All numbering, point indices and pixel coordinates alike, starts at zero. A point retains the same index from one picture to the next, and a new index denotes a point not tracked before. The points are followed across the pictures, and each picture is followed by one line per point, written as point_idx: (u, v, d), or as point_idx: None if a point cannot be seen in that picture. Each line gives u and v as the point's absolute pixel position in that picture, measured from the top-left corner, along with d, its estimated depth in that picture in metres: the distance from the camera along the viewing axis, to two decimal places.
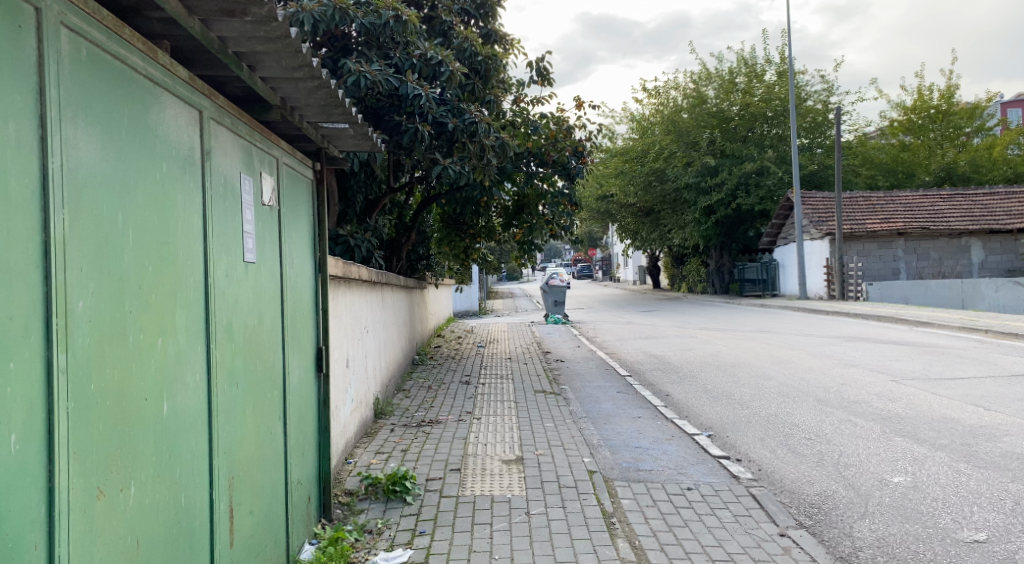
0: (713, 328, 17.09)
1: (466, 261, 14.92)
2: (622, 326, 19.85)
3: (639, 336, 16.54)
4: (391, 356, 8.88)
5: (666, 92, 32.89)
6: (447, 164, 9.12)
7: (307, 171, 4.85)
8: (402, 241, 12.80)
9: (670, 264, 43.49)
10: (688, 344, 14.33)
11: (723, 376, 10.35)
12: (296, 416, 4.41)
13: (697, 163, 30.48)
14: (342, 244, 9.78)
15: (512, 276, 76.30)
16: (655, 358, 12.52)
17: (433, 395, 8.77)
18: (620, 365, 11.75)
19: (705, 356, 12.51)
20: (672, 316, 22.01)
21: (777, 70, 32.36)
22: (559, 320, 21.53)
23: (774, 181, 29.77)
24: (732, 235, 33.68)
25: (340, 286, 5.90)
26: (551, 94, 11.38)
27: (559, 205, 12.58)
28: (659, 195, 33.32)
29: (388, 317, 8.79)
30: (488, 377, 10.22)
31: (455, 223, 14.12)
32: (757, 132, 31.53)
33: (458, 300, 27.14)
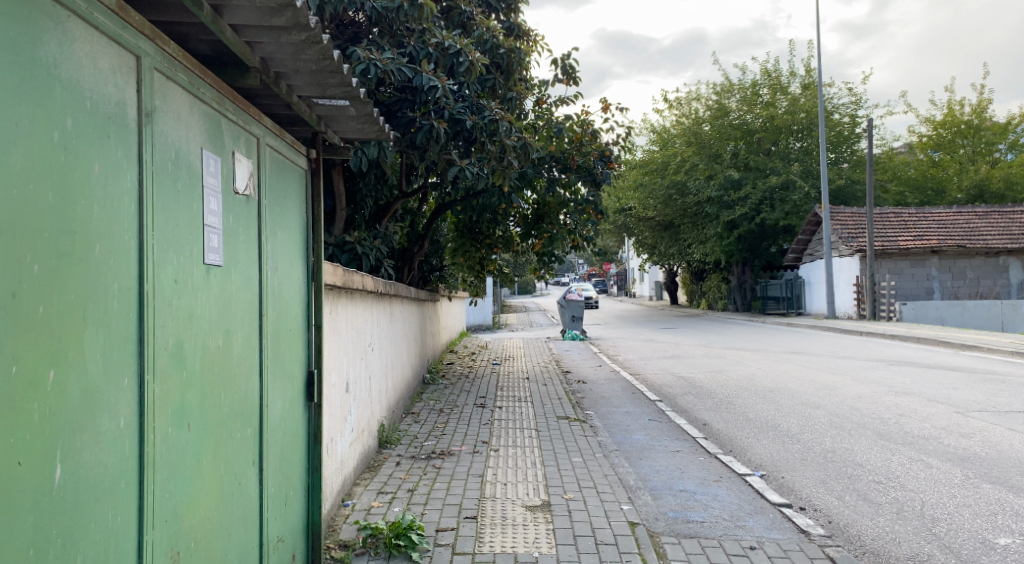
0: (742, 349, 16.13)
1: (481, 273, 14.11)
2: (644, 343, 18.94)
3: (664, 355, 15.61)
4: (400, 375, 8.06)
5: (688, 104, 32.13)
6: (464, 166, 8.34)
7: (299, 158, 4.03)
8: (414, 251, 12.01)
9: (689, 280, 42.50)
10: (718, 366, 13.41)
11: (763, 403, 9.42)
12: (276, 458, 3.56)
13: (719, 176, 29.64)
14: (348, 252, 8.99)
15: (525, 290, 75.52)
16: (684, 381, 11.61)
17: (445, 420, 7.94)
18: (648, 387, 10.85)
19: (739, 379, 11.59)
20: (696, 334, 21.08)
21: (802, 83, 31.54)
22: (578, 336, 20.65)
23: (799, 196, 28.85)
24: (755, 251, 32.70)
25: (340, 297, 5.08)
26: (577, 95, 10.59)
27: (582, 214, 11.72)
28: (679, 209, 32.48)
29: (397, 332, 7.98)
30: (505, 398, 9.37)
31: (470, 232, 13.31)
32: (782, 145, 30.66)
33: (472, 314, 26.35)
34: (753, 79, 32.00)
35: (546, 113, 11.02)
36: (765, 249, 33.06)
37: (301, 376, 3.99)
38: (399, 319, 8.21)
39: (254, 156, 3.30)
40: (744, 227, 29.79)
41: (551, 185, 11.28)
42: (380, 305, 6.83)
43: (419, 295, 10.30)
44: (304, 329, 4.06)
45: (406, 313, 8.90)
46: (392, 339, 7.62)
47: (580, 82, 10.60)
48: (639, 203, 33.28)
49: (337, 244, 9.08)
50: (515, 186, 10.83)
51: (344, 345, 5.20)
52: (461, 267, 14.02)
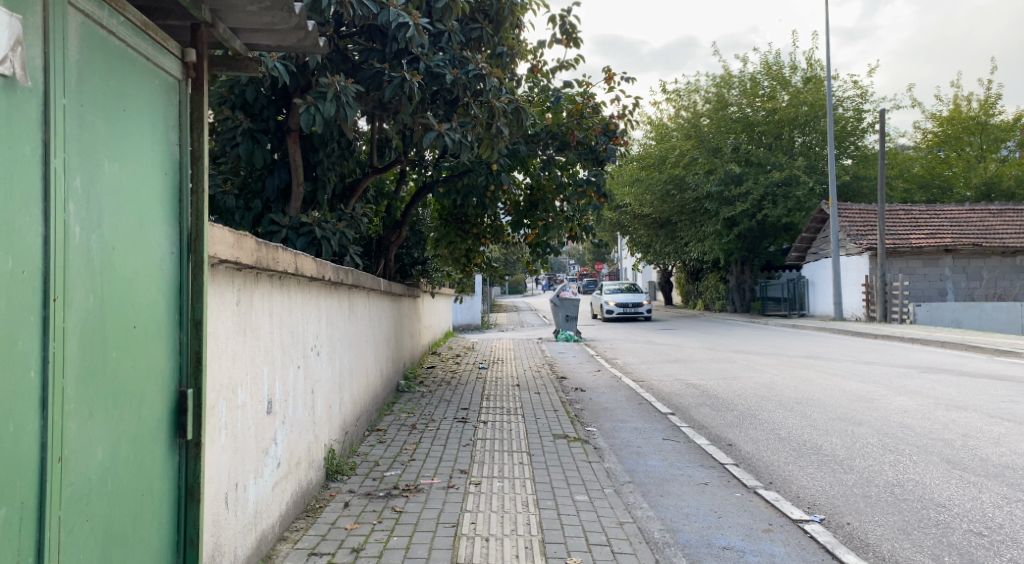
0: (751, 352, 14.75)
1: (467, 267, 12.73)
2: (644, 345, 17.58)
3: (667, 360, 14.20)
4: (362, 382, 6.59)
5: (687, 95, 30.85)
6: (444, 132, 6.75)
7: (170, 66, 2.58)
8: (390, 240, 10.58)
9: (685, 281, 41.29)
10: (730, 372, 12.02)
11: (792, 419, 8.02)
12: (96, 549, 2.07)
13: (719, 170, 28.41)
14: (305, 236, 7.54)
15: (515, 289, 74.52)
16: (695, 389, 10.24)
17: (417, 439, 6.49)
18: (656, 397, 9.46)
19: (757, 388, 10.20)
20: (698, 335, 19.75)
21: (805, 75, 30.32)
22: (572, 337, 19.28)
23: (804, 192, 27.53)
24: (754, 250, 31.45)
25: (256, 283, 3.63)
26: (578, 59, 9.17)
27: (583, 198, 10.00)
28: (677, 205, 31.14)
29: (358, 330, 6.51)
30: (491, 410, 7.93)
31: (457, 220, 12.01)
32: (785, 139, 29.36)
33: (459, 313, 24.90)
34: (755, 70, 30.70)
35: (542, 81, 9.62)
36: (765, 248, 31.81)
37: (162, 403, 2.51)
38: (362, 314, 6.75)
39: (35, 17, 1.82)
40: (745, 224, 28.48)
41: (546, 165, 9.89)
42: (331, 295, 5.38)
43: (393, 286, 8.86)
44: (169, 327, 2.58)
45: (373, 307, 7.44)
46: (351, 338, 6.17)
47: (580, 44, 9.19)
48: (635, 199, 31.98)
49: (291, 227, 7.62)
50: (506, 164, 9.50)
51: (264, 351, 3.74)
52: (447, 259, 12.69)
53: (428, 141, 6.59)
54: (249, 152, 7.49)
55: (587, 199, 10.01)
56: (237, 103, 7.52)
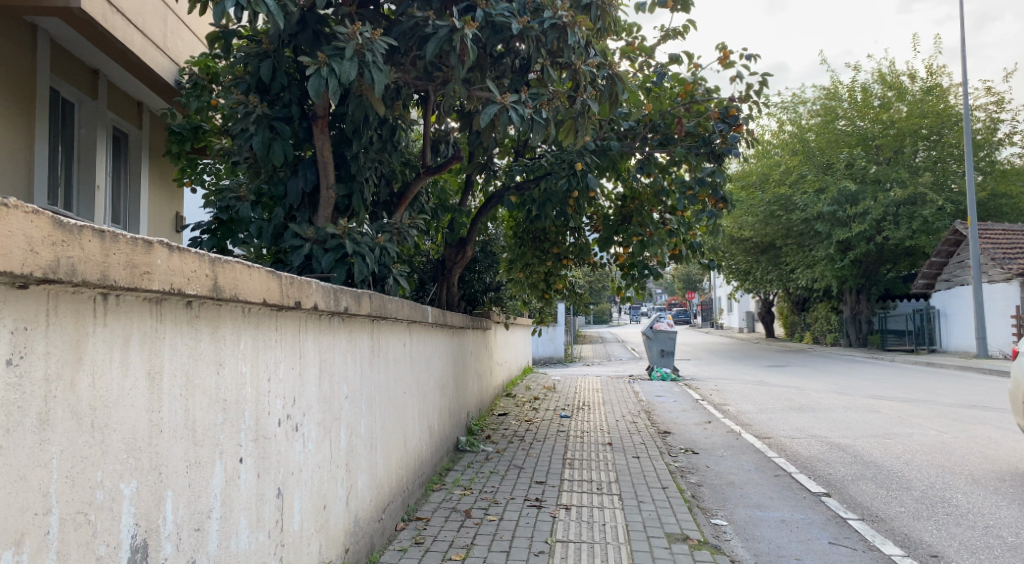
0: (895, 398, 12.04)
1: (546, 293, 10.83)
2: (755, 386, 15.07)
3: (788, 408, 11.69)
4: (395, 452, 4.73)
5: (792, 109, 28.25)
6: (508, 104, 4.92)
7: None
8: (451, 262, 9.06)
9: (789, 312, 38.05)
10: (878, 427, 9.46)
11: (1009, 509, 5.50)
12: None
13: (832, 189, 25.58)
14: (333, 251, 5.79)
15: (602, 319, 72.20)
16: (844, 453, 7.86)
17: (468, 543, 4.49)
18: (795, 466, 7.16)
19: (928, 453, 7.68)
20: (817, 376, 17.00)
21: (929, 82, 27.14)
22: (668, 375, 17.00)
23: (932, 211, 24.28)
24: (871, 276, 28.16)
25: (89, 309, 1.75)
26: (686, 26, 7.19)
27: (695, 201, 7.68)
28: (782, 228, 28.33)
29: (389, 380, 4.67)
30: (575, 487, 5.87)
31: (533, 238, 10.32)
32: (906, 152, 26.10)
33: (542, 346, 23.05)
34: (868, 78, 27.74)
35: (640, 59, 7.64)
36: (884, 275, 28.44)
37: None
38: (397, 357, 4.91)
39: None
40: (862, 247, 25.47)
41: (644, 164, 7.96)
42: (328, 333, 3.54)
43: (450, 316, 7.01)
44: None
45: (417, 347, 5.60)
46: (375, 394, 4.32)
47: (689, 8, 7.20)
48: (735, 222, 29.42)
49: (317, 241, 5.92)
50: (595, 165, 7.78)
51: (120, 454, 1.85)
52: (522, 285, 10.83)
53: (488, 116, 4.73)
54: (265, 145, 5.84)
55: (699, 203, 7.60)
56: (251, 84, 5.92)
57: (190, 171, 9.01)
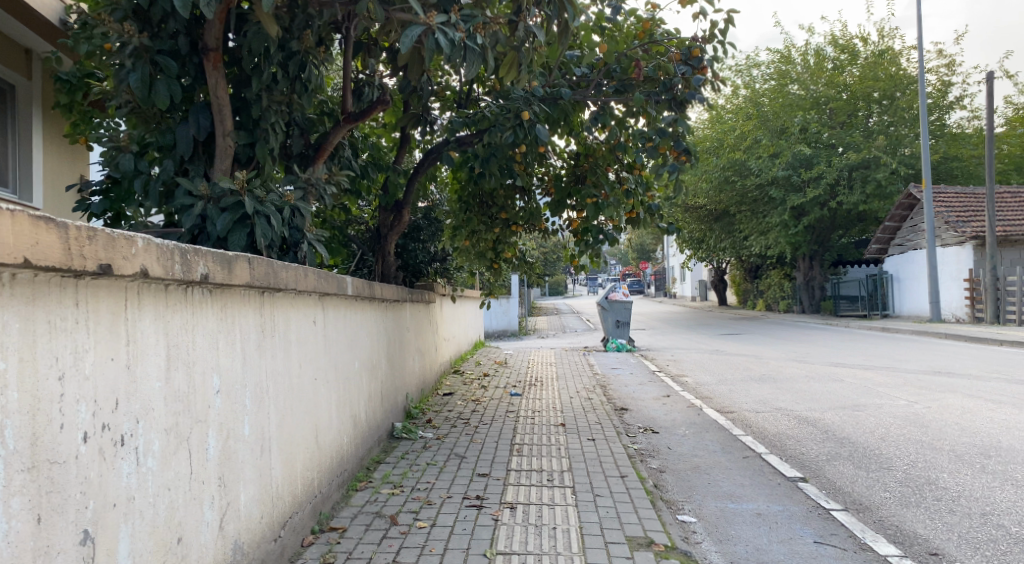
0: (857, 367, 11.63)
1: (494, 263, 10.00)
2: (713, 356, 14.58)
3: (749, 378, 11.17)
4: (300, 453, 3.89)
5: (746, 72, 27.72)
6: (433, 26, 4.05)
7: None
8: (387, 228, 8.18)
9: (742, 279, 38.07)
10: (844, 398, 8.96)
11: (1004, 490, 4.93)
12: None
13: (786, 153, 25.20)
14: (230, 211, 4.89)
15: (557, 290, 71.94)
16: (814, 428, 7.29)
17: (389, 561, 3.67)
18: (763, 445, 6.55)
19: (903, 426, 7.16)
20: (775, 343, 16.63)
21: (882, 45, 26.89)
22: (624, 346, 16.42)
23: (885, 174, 24.13)
24: (824, 243, 28.08)
25: None
26: None
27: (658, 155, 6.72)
28: (737, 194, 27.95)
29: (290, 365, 3.83)
30: (522, 479, 5.12)
31: (479, 201, 9.51)
32: (858, 117, 25.84)
33: (494, 318, 22.29)
34: (822, 41, 27.35)
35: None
36: (836, 240, 28.41)
37: None
38: (302, 338, 4.05)
39: None
40: (816, 213, 25.25)
41: (599, 114, 7.14)
42: (181, 307, 2.68)
43: (381, 287, 6.15)
44: None
45: (334, 325, 4.75)
46: (268, 383, 3.48)
47: None
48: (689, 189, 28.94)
49: (213, 200, 5.02)
50: (544, 116, 6.95)
51: None
52: (467, 253, 9.98)
53: (408, 40, 3.87)
54: (146, 84, 4.86)
55: (659, 157, 6.71)
56: (128, 10, 4.92)
57: (85, 125, 7.85)
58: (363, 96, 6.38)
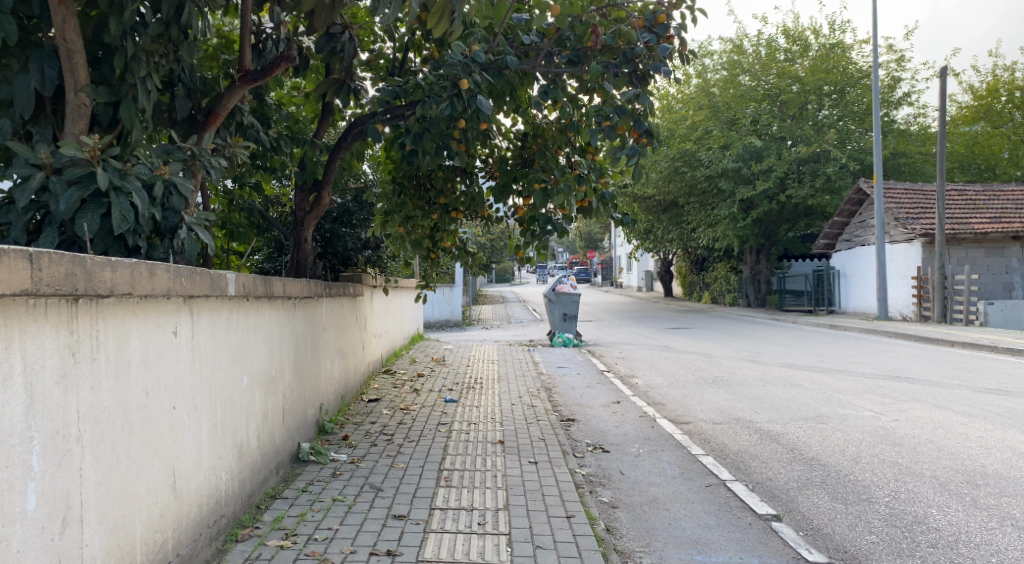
0: (813, 370, 11.14)
1: (431, 253, 8.97)
2: (662, 354, 13.94)
3: (702, 381, 10.53)
4: (139, 514, 2.88)
5: (699, 61, 27.18)
6: None
7: None
8: (305, 212, 7.18)
9: (688, 271, 37.93)
10: (806, 407, 8.36)
11: (1007, 535, 4.28)
12: None
13: (738, 145, 24.81)
14: (77, 185, 3.80)
15: (502, 277, 71.16)
16: (780, 445, 6.62)
17: None
18: (726, 469, 5.82)
19: (874, 444, 6.56)
20: (725, 341, 16.14)
21: (833, 38, 26.70)
22: (571, 341, 15.66)
23: (835, 169, 23.97)
24: (771, 236, 27.92)
25: None
26: None
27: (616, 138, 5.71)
28: (686, 185, 27.50)
29: (125, 396, 2.81)
30: (448, 524, 4.22)
31: (415, 183, 8.62)
32: (809, 110, 25.62)
33: (436, 308, 21.27)
34: (773, 33, 27.02)
35: None
36: (783, 234, 28.31)
37: None
38: (149, 357, 3.04)
39: None
40: (765, 206, 24.99)
41: (550, 88, 6.23)
42: None
43: (284, 282, 5.15)
44: None
45: (207, 335, 3.73)
46: (82, 428, 2.47)
47: None
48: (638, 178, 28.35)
49: (57, 171, 3.91)
50: (486, 87, 5.99)
51: None
52: (400, 242, 8.98)
53: None
54: None
55: (617, 140, 5.72)
56: None
57: None
58: (264, 52, 5.32)
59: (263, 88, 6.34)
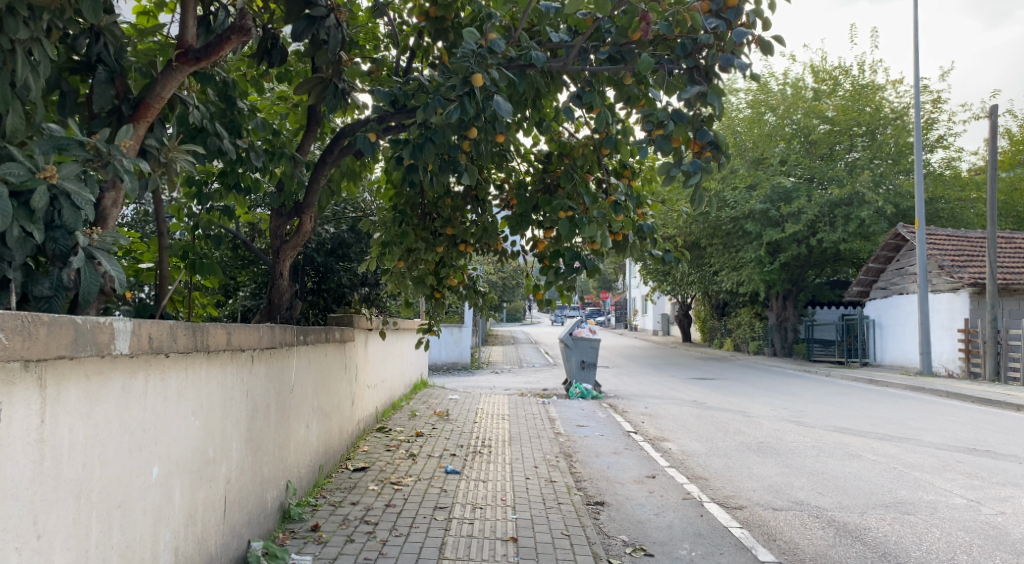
0: (871, 437, 9.70)
1: (435, 293, 7.81)
2: (692, 410, 12.53)
3: (744, 448, 9.12)
4: None
5: (724, 99, 26.22)
6: None
7: None
8: (284, 239, 5.95)
9: (708, 316, 36.52)
10: (880, 489, 6.94)
11: None
12: None
13: (765, 186, 23.76)
14: None
15: (513, 318, 70.07)
16: (868, 548, 5.20)
17: None
18: None
19: (991, 551, 5.13)
20: (758, 396, 14.71)
21: (864, 78, 25.68)
22: (590, 393, 14.28)
23: (869, 213, 22.71)
24: (799, 282, 26.55)
25: None
26: None
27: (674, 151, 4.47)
28: (709, 226, 26.32)
29: None
30: None
31: (419, 213, 7.58)
32: (839, 151, 24.48)
33: (445, 350, 20.04)
34: (802, 71, 26.06)
35: None
36: (811, 280, 26.95)
37: None
38: None
39: None
40: (793, 250, 23.72)
41: (583, 91, 5.06)
42: None
43: (230, 330, 3.90)
44: None
45: (77, 415, 2.45)
46: None
47: None
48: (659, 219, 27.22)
49: None
50: (505, 87, 4.78)
51: None
52: (399, 279, 7.76)
53: None
54: None
55: (673, 154, 4.50)
56: None
57: None
58: (216, 29, 4.13)
59: (231, 89, 5.28)
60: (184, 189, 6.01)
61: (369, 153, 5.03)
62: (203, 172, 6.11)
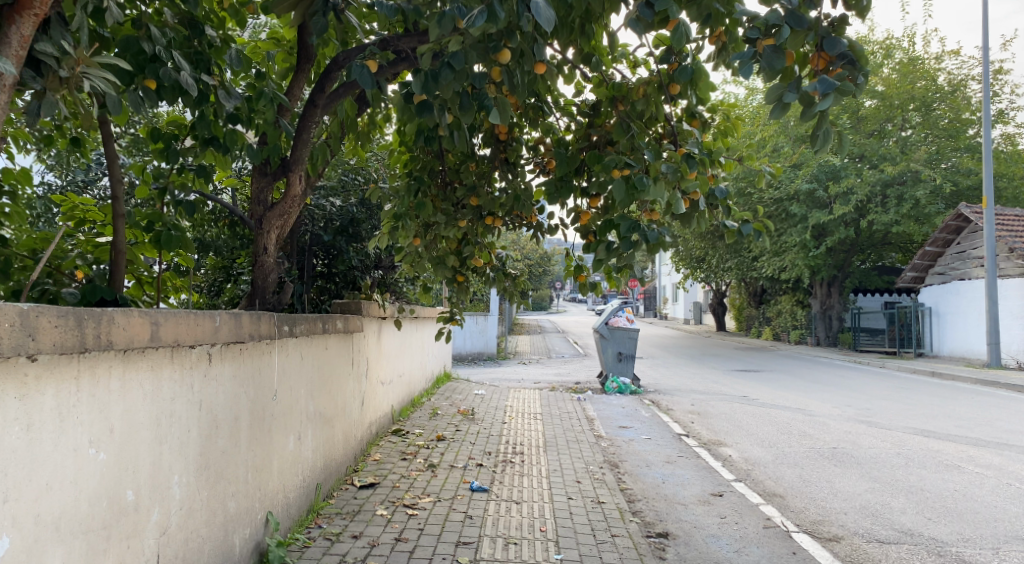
0: (964, 443, 8.34)
1: (457, 276, 6.64)
2: (745, 407, 11.25)
3: (817, 455, 7.84)
4: None
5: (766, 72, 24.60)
6: None
7: None
8: (268, 207, 4.79)
9: (744, 303, 34.98)
10: (1005, 514, 5.62)
11: None
12: None
13: (812, 164, 22.17)
14: None
15: (541, 306, 69.01)
16: None
17: None
18: None
19: None
20: (813, 392, 13.38)
21: (917, 47, 23.86)
22: (627, 387, 13.06)
23: (925, 192, 21.06)
24: (845, 268, 24.97)
25: None
26: None
27: (788, 68, 3.22)
28: (749, 209, 24.81)
29: None
30: None
31: (438, 181, 6.44)
32: (892, 127, 22.75)
33: (470, 339, 18.90)
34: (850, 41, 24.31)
35: None
36: (857, 265, 25.37)
37: None
38: None
39: None
40: (841, 233, 22.19)
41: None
42: None
43: (162, 319, 2.74)
44: None
45: None
46: None
47: None
48: None
49: None
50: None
51: None
52: (414, 259, 6.62)
53: None
54: None
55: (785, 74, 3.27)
56: None
57: None
58: None
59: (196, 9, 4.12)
60: (152, 144, 4.93)
61: (370, 87, 3.84)
62: (176, 125, 5.04)
